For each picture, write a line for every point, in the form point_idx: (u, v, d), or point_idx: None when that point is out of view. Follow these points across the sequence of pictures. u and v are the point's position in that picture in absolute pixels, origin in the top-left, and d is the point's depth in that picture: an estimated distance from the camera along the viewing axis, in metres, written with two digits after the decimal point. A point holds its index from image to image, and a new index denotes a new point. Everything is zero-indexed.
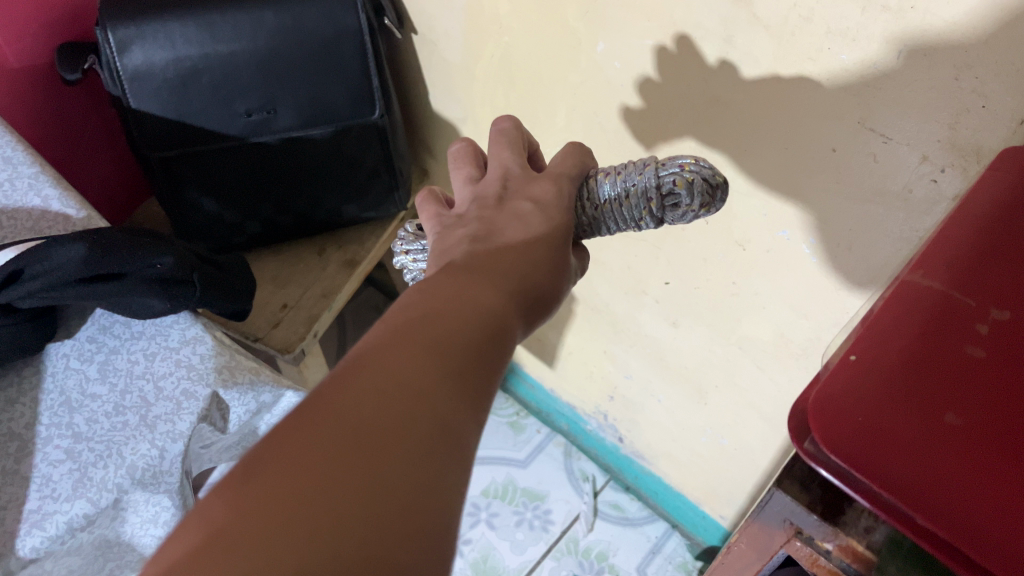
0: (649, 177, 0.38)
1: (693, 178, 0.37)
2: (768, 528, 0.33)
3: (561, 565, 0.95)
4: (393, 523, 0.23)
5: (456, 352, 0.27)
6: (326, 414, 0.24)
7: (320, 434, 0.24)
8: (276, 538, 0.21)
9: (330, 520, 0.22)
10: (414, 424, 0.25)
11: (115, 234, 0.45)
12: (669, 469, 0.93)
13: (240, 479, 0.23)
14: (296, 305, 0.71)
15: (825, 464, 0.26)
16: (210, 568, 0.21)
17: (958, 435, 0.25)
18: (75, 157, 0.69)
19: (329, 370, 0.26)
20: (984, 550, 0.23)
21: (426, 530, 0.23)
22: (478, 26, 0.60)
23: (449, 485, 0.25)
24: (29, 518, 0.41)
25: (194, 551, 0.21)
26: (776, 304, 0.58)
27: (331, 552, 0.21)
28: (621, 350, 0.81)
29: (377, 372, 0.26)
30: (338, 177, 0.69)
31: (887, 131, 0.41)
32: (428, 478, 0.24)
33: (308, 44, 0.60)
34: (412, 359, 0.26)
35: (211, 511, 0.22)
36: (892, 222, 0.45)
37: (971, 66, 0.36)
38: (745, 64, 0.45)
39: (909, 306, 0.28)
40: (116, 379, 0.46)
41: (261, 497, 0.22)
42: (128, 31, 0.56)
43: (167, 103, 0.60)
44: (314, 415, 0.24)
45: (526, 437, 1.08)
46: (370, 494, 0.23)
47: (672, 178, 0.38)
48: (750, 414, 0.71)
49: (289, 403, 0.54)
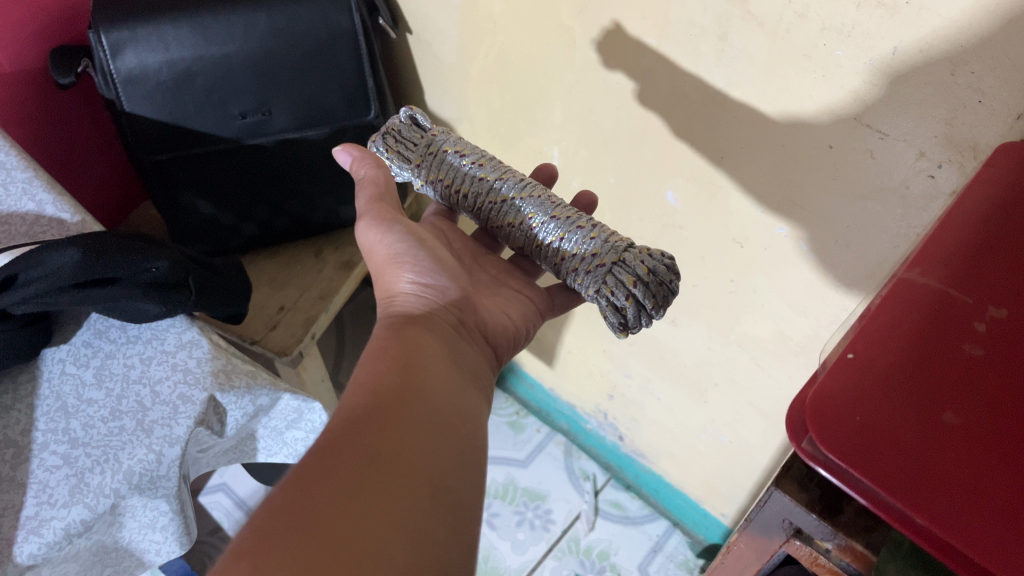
0: (564, 273, 0.44)
1: (584, 292, 0.43)
2: (766, 531, 0.32)
3: (562, 564, 0.95)
4: (436, 521, 0.30)
5: (446, 410, 0.36)
6: (373, 444, 0.32)
7: (373, 458, 0.31)
8: (359, 526, 0.28)
9: (396, 514, 0.29)
10: (437, 456, 0.33)
11: (109, 239, 0.45)
12: (670, 468, 0.93)
13: (315, 490, 0.29)
14: (293, 308, 0.70)
15: (822, 463, 0.25)
16: (309, 546, 0.27)
17: (957, 435, 0.25)
18: (71, 160, 0.69)
19: (360, 413, 0.34)
20: (987, 549, 0.22)
21: (457, 531, 0.31)
22: (473, 26, 0.59)
23: (456, 515, 0.32)
24: (26, 524, 0.41)
25: (293, 536, 0.27)
26: (775, 301, 0.57)
27: (403, 535, 0.29)
28: (620, 349, 0.81)
29: (403, 416, 0.34)
30: (334, 179, 0.69)
31: (884, 127, 0.41)
32: (451, 494, 0.32)
33: (302, 45, 0.60)
34: (425, 409, 0.35)
35: (295, 512, 0.28)
36: (891, 219, 0.45)
37: (967, 62, 0.36)
38: (739, 62, 0.45)
39: (907, 304, 0.28)
40: (112, 384, 0.46)
41: (338, 502, 0.29)
42: (121, 34, 0.56)
43: (161, 106, 0.60)
44: (362, 444, 0.32)
45: (526, 437, 1.08)
46: (417, 501, 0.30)
47: (574, 281, 0.44)
48: (750, 411, 0.71)
49: (287, 407, 0.53)
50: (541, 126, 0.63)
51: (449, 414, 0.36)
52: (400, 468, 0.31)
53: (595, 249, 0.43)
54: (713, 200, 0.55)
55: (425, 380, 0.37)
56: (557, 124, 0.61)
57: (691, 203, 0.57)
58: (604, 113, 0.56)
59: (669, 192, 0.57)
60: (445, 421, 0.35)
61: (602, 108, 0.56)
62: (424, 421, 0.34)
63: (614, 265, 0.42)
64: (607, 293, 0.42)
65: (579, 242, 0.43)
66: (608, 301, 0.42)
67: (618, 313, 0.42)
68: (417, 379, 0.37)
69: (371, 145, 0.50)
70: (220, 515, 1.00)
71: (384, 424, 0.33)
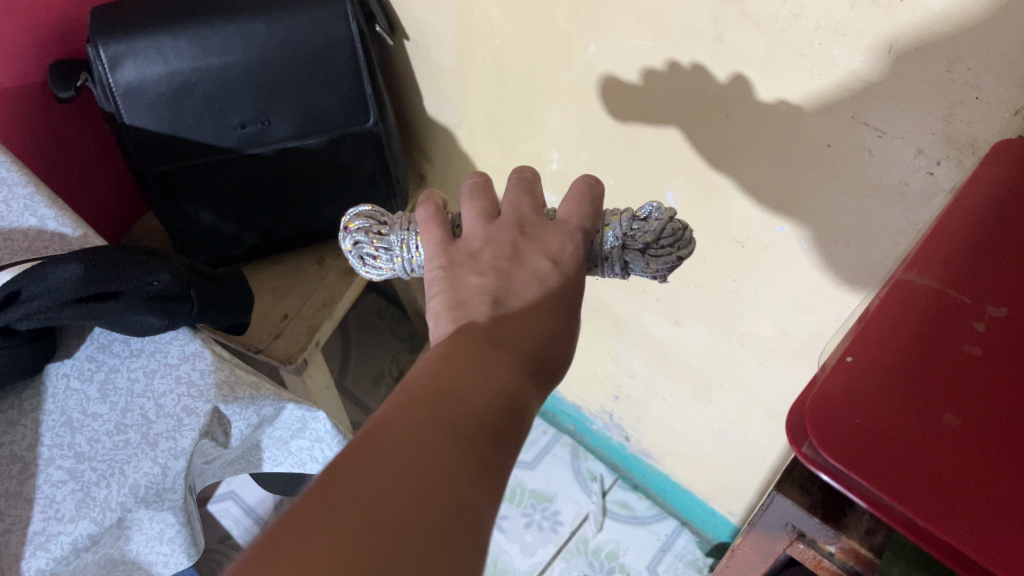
0: (393, 237, 0.41)
1: (368, 239, 0.42)
2: (770, 534, 0.32)
3: (571, 565, 0.95)
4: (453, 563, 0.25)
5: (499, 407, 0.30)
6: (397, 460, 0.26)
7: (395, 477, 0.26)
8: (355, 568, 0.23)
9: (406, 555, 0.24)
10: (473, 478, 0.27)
11: (111, 253, 0.46)
12: (676, 467, 0.93)
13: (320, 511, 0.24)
14: (296, 316, 0.71)
15: (823, 467, 0.25)
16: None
17: (956, 435, 0.24)
18: (72, 174, 0.69)
19: (393, 415, 0.28)
20: (988, 553, 0.22)
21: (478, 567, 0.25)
22: (470, 31, 0.59)
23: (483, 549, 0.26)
24: (34, 539, 0.41)
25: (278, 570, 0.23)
26: (778, 300, 0.57)
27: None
28: (625, 350, 0.81)
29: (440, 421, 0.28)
30: (334, 186, 0.69)
31: (881, 125, 0.41)
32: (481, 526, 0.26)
33: (300, 55, 0.60)
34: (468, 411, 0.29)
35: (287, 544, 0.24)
36: (890, 215, 0.45)
37: (962, 58, 0.35)
38: (735, 63, 0.45)
39: (905, 306, 0.28)
40: (117, 398, 0.46)
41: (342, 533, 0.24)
42: (119, 47, 0.56)
43: (161, 118, 0.60)
44: (384, 458, 0.26)
45: (532, 439, 1.08)
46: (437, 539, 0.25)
47: (389, 242, 0.41)
48: (756, 410, 0.71)
49: (291, 416, 0.53)
50: (540, 129, 0.63)
51: (446, 487, 0.26)
52: (421, 492, 0.25)
53: (392, 266, 0.42)
54: (713, 199, 0.54)
55: (433, 434, 0.27)
56: (555, 127, 0.61)
57: (691, 204, 0.57)
58: (602, 116, 0.56)
59: (669, 192, 0.57)
60: (436, 510, 0.25)
61: (600, 111, 0.56)
62: (394, 504, 0.25)
63: (383, 276, 0.43)
64: (371, 243, 0.41)
65: (398, 260, 0.41)
66: (360, 255, 0.42)
67: (369, 223, 0.42)
68: (419, 433, 0.27)
69: (670, 227, 0.38)
70: (230, 523, 1.01)
71: (333, 510, 0.24)
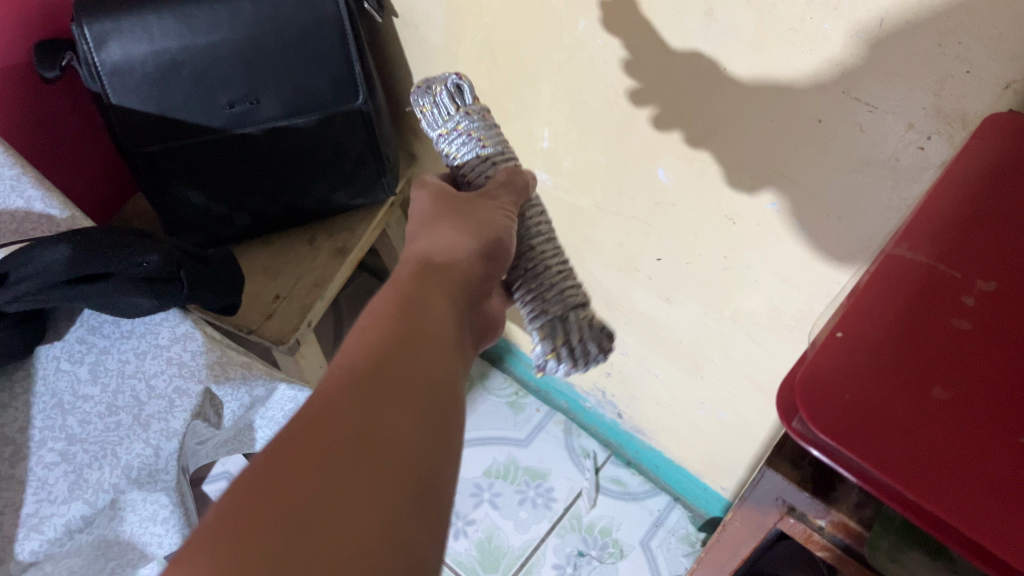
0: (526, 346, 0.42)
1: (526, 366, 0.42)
2: (760, 508, 0.32)
3: (565, 541, 0.96)
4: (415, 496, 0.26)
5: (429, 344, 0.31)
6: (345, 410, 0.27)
7: (345, 427, 0.26)
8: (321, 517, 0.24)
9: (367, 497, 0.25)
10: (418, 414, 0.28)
11: (98, 234, 0.45)
12: (668, 443, 0.93)
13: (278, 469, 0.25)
14: (288, 297, 0.71)
15: (813, 442, 0.25)
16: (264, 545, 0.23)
17: (947, 409, 0.25)
18: (59, 154, 0.68)
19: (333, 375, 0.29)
20: (980, 527, 0.22)
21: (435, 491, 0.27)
22: (459, 8, 0.59)
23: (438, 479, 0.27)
24: (26, 522, 0.41)
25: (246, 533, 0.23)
26: (769, 276, 0.58)
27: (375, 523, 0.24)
28: (617, 328, 0.81)
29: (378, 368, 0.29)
30: (324, 165, 0.69)
31: (872, 100, 0.41)
32: (434, 458, 0.27)
33: (287, 33, 0.59)
34: (406, 353, 0.30)
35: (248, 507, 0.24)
36: (880, 191, 0.45)
37: (953, 32, 0.35)
38: (725, 39, 0.44)
39: (894, 279, 0.28)
40: (107, 379, 0.46)
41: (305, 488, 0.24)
42: (105, 26, 0.56)
43: (148, 98, 0.59)
44: (333, 410, 0.27)
45: (526, 417, 1.08)
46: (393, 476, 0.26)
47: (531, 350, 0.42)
48: (746, 386, 0.72)
49: (283, 396, 0.53)
50: (531, 107, 0.62)
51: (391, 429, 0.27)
52: (372, 440, 0.26)
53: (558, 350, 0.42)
54: (705, 176, 0.54)
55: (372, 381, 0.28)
56: (546, 104, 0.61)
57: (682, 180, 0.56)
58: (593, 92, 0.56)
59: (660, 169, 0.57)
60: (386, 457, 0.26)
61: (591, 88, 0.56)
62: (348, 454, 0.26)
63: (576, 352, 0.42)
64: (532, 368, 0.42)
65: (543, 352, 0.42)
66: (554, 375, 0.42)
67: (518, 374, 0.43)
68: (357, 383, 0.28)
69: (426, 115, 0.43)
70: None
71: (291, 468, 0.25)
